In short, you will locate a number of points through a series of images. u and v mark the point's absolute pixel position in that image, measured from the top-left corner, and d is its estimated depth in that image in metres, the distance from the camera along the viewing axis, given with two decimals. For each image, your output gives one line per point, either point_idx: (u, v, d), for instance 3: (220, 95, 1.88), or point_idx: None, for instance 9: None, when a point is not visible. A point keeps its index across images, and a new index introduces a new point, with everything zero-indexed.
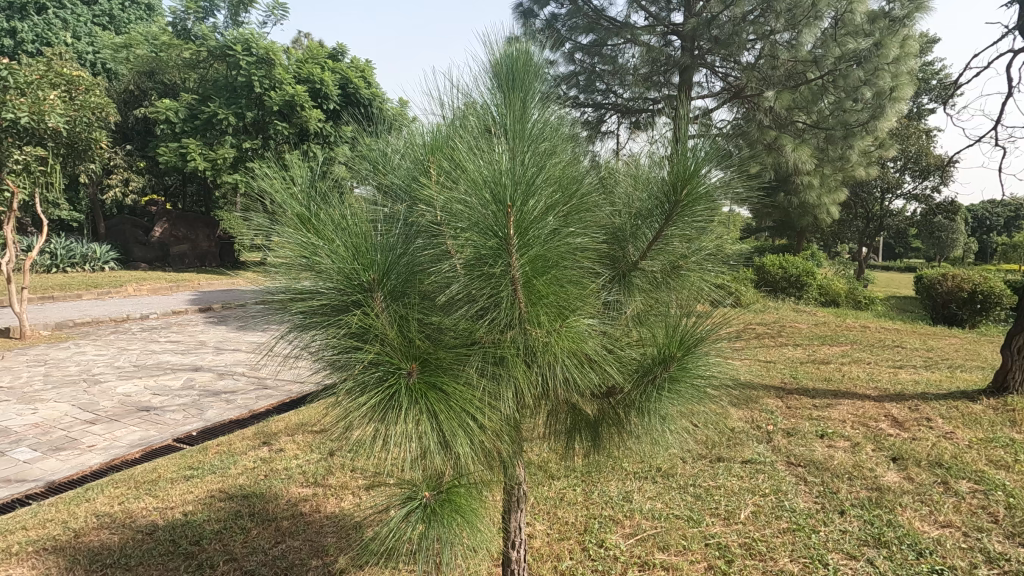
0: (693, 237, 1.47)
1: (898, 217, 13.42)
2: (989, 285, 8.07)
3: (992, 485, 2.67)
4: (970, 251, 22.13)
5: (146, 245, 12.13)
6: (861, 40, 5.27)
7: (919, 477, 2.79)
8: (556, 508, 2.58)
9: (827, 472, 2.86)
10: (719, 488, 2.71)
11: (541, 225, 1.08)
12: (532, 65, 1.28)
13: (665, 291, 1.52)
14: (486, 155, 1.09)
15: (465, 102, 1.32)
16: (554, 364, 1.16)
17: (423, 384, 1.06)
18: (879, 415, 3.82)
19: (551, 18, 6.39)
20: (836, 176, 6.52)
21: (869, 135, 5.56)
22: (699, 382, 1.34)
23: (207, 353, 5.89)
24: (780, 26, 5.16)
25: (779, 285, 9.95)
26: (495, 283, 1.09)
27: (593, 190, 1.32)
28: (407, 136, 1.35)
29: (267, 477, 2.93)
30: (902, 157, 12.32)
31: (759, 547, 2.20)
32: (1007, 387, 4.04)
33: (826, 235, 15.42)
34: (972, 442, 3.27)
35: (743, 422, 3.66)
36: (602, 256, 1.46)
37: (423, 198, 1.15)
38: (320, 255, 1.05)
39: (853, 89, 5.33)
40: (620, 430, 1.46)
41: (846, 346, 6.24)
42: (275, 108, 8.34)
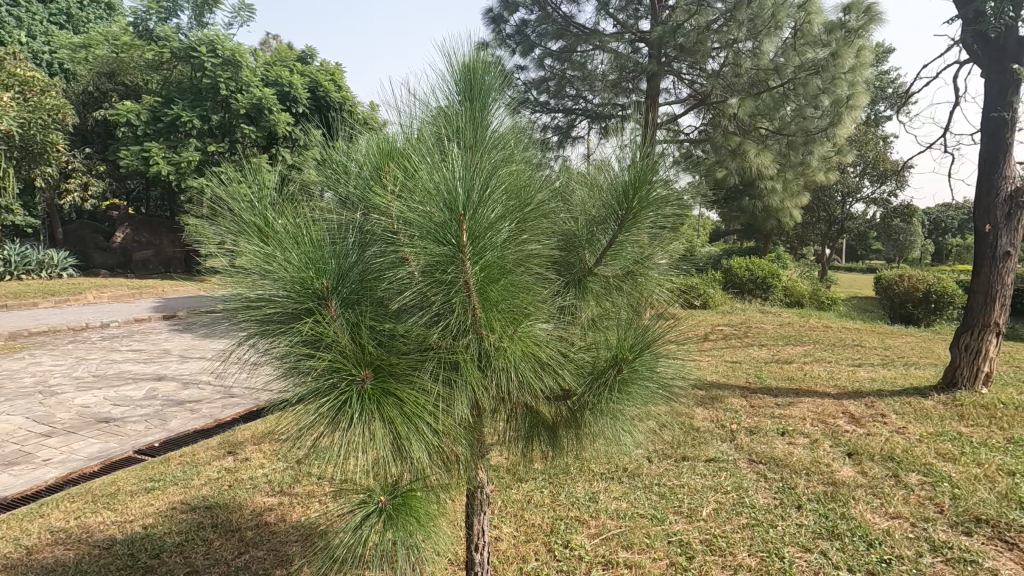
0: (646, 243, 1.52)
1: (857, 220, 13.92)
2: (942, 286, 8.43)
3: (939, 477, 2.79)
4: (927, 254, 23.07)
5: (107, 250, 11.71)
6: (819, 50, 5.43)
7: (871, 471, 2.91)
8: (523, 510, 2.60)
9: (786, 469, 2.96)
10: (682, 487, 2.78)
11: (495, 232, 1.10)
12: (491, 74, 1.30)
13: (618, 296, 1.57)
14: (441, 161, 1.10)
15: (423, 110, 1.33)
16: (508, 369, 1.19)
17: (376, 390, 1.07)
18: (837, 412, 3.96)
19: (521, 24, 6.50)
20: (797, 181, 6.72)
21: (829, 141, 5.79)
22: (651, 385, 1.39)
23: (171, 362, 5.76)
24: (742, 35, 5.21)
25: (745, 286, 10.23)
26: (448, 290, 1.11)
27: (548, 197, 1.35)
28: (366, 143, 1.36)
29: (231, 487, 2.88)
30: (861, 163, 12.79)
31: (719, 543, 2.27)
32: (954, 382, 4.24)
33: (790, 238, 15.90)
34: (923, 437, 3.42)
35: (707, 422, 3.75)
36: (557, 262, 1.49)
37: (375, 205, 1.16)
38: (272, 263, 1.05)
39: (811, 97, 5.48)
40: (576, 433, 1.50)
41: (808, 346, 6.45)
42: (242, 110, 8.17)
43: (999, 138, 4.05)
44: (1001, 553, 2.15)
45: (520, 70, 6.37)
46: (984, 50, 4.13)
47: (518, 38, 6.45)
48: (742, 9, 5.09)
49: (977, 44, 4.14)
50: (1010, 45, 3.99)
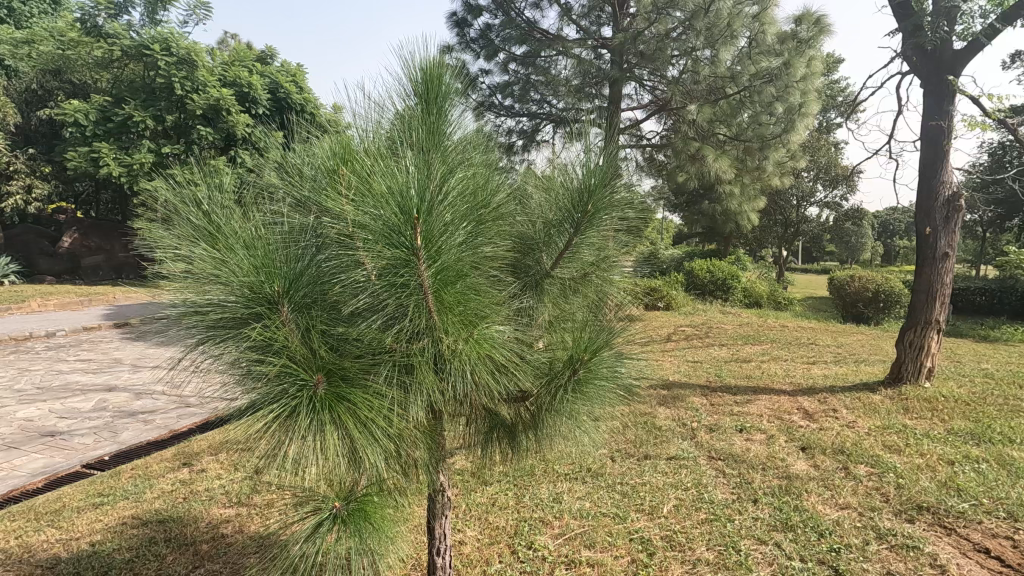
0: (601, 246, 1.55)
1: (812, 223, 14.46)
2: (889, 286, 8.85)
3: (885, 468, 2.93)
4: (876, 256, 24.16)
5: (54, 256, 11.19)
6: (772, 59, 5.59)
7: (824, 464, 3.02)
8: (487, 513, 2.60)
9: (744, 464, 3.05)
10: (644, 485, 2.83)
11: (449, 236, 1.10)
12: (448, 79, 1.28)
13: (575, 298, 1.60)
14: (395, 164, 1.10)
15: (378, 113, 1.31)
16: (463, 372, 1.20)
17: (330, 395, 1.06)
18: (792, 408, 4.11)
19: (485, 28, 6.52)
20: (754, 186, 6.94)
21: (783, 147, 5.94)
22: (606, 384, 1.43)
23: (122, 371, 5.52)
24: (700, 44, 5.35)
25: (707, 288, 10.51)
26: (403, 293, 1.11)
27: (503, 200, 1.35)
28: (319, 147, 1.33)
29: (186, 500, 2.79)
30: (815, 168, 13.30)
31: (679, 538, 2.32)
32: (900, 377, 4.46)
33: (749, 241, 16.40)
34: (871, 430, 3.57)
35: (670, 421, 3.82)
36: (514, 266, 1.50)
37: (325, 208, 1.14)
38: (223, 267, 1.03)
39: (766, 104, 5.65)
40: (534, 433, 1.53)
41: (765, 345, 6.66)
42: (198, 111, 7.88)
43: (937, 146, 4.27)
44: (940, 538, 2.27)
45: (485, 74, 6.40)
46: (921, 64, 4.37)
47: (482, 42, 6.45)
48: (700, 18, 5.22)
49: (916, 58, 4.38)
50: (947, 58, 4.23)
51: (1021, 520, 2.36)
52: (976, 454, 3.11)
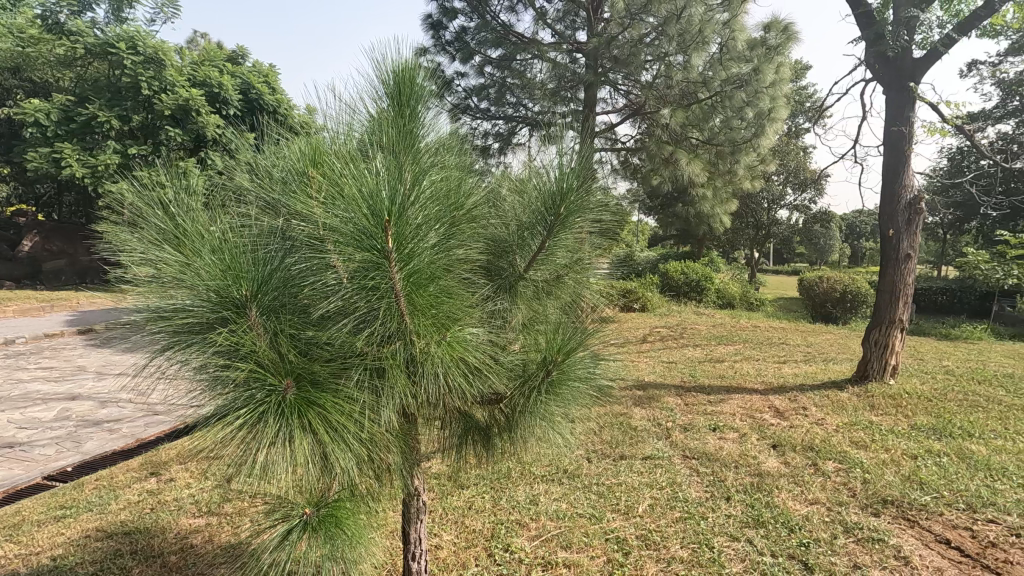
0: (574, 248, 1.56)
1: (782, 225, 14.79)
2: (856, 286, 9.10)
3: (852, 464, 3.01)
4: (844, 257, 24.84)
5: (12, 260, 10.82)
6: (742, 65, 5.69)
7: (794, 461, 3.09)
8: (464, 516, 2.59)
9: (717, 462, 3.10)
10: (620, 485, 2.85)
11: (421, 238, 1.10)
12: (421, 82, 1.27)
13: (548, 300, 1.61)
14: (366, 167, 1.09)
15: (349, 116, 1.29)
16: (436, 374, 1.20)
17: (300, 400, 1.04)
18: (764, 407, 4.20)
19: (460, 31, 6.52)
20: (726, 189, 7.08)
21: (753, 151, 6.10)
22: (579, 385, 1.44)
23: (86, 380, 5.34)
24: (672, 49, 5.43)
25: (681, 289, 10.67)
26: (375, 296, 1.10)
27: (476, 203, 1.35)
28: (289, 149, 1.31)
29: (153, 511, 2.71)
30: (784, 172, 13.63)
31: (654, 537, 2.35)
32: (866, 374, 4.59)
33: (722, 243, 16.71)
34: (839, 427, 3.67)
35: (645, 421, 3.86)
36: (487, 268, 1.50)
37: (294, 211, 1.12)
38: (188, 271, 1.01)
39: (737, 109, 5.74)
40: (508, 435, 1.53)
41: (738, 345, 6.79)
42: (166, 112, 7.60)
43: (899, 150, 4.42)
44: (904, 531, 2.34)
45: (460, 77, 6.42)
46: (883, 71, 4.51)
47: (458, 45, 6.45)
48: (672, 24, 5.26)
49: (878, 65, 4.53)
50: (907, 65, 4.35)
51: (980, 511, 2.45)
52: (938, 448, 3.22)
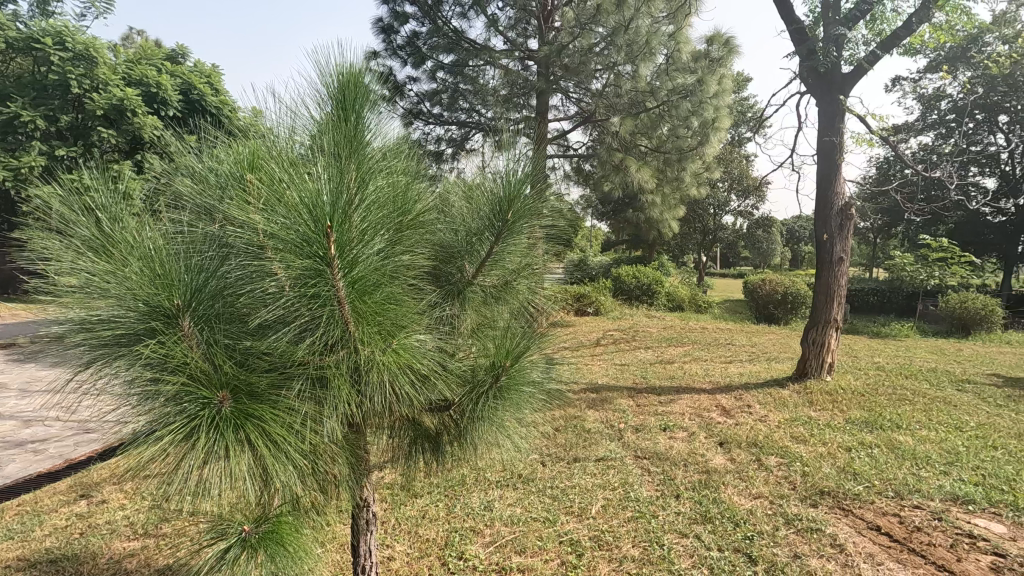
0: (521, 253, 1.57)
1: (727, 230, 15.39)
2: (796, 288, 9.56)
3: (793, 458, 3.15)
4: (784, 260, 26.09)
5: None
6: (688, 75, 5.81)
7: (739, 457, 3.21)
8: (418, 526, 2.55)
9: (667, 461, 3.18)
10: (574, 487, 2.89)
11: (365, 245, 1.08)
12: (366, 84, 1.24)
13: (496, 305, 1.62)
14: (307, 172, 1.05)
15: (291, 119, 1.25)
16: (381, 382, 1.18)
17: (237, 413, 1.00)
18: (711, 406, 4.34)
19: (411, 35, 6.48)
20: (674, 195, 7.31)
21: (698, 159, 6.35)
22: (527, 390, 1.45)
23: (7, 397, 4.96)
24: (620, 59, 5.53)
25: (633, 293, 10.92)
26: (318, 304, 1.08)
27: (422, 210, 1.34)
28: (225, 151, 1.26)
29: (83, 535, 2.54)
30: (728, 179, 14.18)
31: (607, 538, 2.38)
32: (805, 372, 4.83)
33: (671, 247, 17.22)
34: (781, 422, 3.84)
35: (598, 423, 3.93)
36: (432, 275, 1.50)
37: (230, 215, 1.08)
38: (111, 281, 0.96)
39: (683, 118, 5.93)
40: (458, 441, 1.52)
41: (687, 346, 7.00)
42: (97, 112, 7.11)
43: (832, 159, 4.67)
44: (839, 519, 2.46)
45: (412, 81, 6.39)
46: (815, 85, 4.78)
47: (410, 50, 6.41)
48: (620, 34, 5.38)
49: (811, 79, 4.79)
50: (836, 79, 4.66)
51: (907, 498, 2.62)
52: (869, 440, 3.42)
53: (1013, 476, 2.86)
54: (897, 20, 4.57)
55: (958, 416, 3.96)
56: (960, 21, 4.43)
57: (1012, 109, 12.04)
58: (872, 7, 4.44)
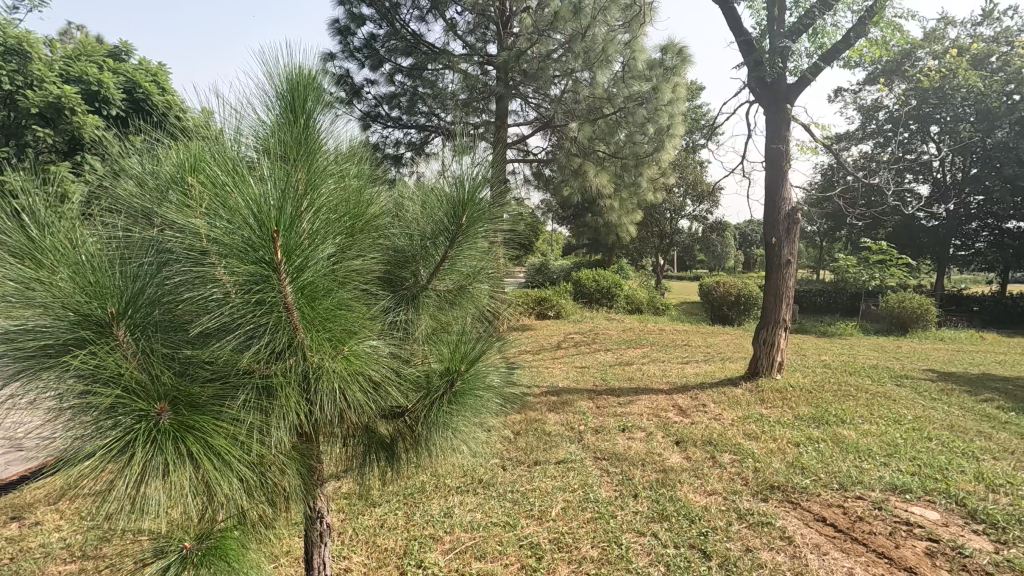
0: (476, 256, 1.57)
1: (683, 234, 15.81)
2: (748, 290, 9.91)
3: (745, 454, 3.25)
4: (737, 263, 27.01)
5: None
6: (643, 83, 5.90)
7: (694, 455, 3.29)
8: (376, 535, 2.51)
9: (625, 462, 3.23)
10: (534, 491, 2.89)
11: (314, 251, 1.06)
12: (316, 86, 1.20)
13: (451, 310, 1.62)
14: (251, 177, 1.02)
15: (236, 121, 1.20)
16: (333, 389, 1.17)
17: (177, 424, 0.96)
18: (668, 406, 4.43)
19: (368, 37, 6.38)
20: (631, 200, 7.46)
21: (654, 164, 6.50)
22: (482, 394, 1.46)
23: None
24: (578, 66, 5.61)
25: (593, 296, 11.07)
26: (265, 311, 1.05)
27: (372, 214, 1.32)
28: (165, 154, 1.20)
29: (12, 561, 2.38)
30: (683, 184, 14.57)
31: (567, 539, 2.40)
32: (757, 371, 5.01)
33: (629, 250, 17.55)
34: (734, 420, 3.96)
35: (559, 425, 3.96)
36: (384, 280, 1.47)
37: (168, 220, 1.03)
38: (35, 287, 0.91)
39: (639, 125, 6.05)
40: (413, 448, 1.51)
41: (645, 348, 7.14)
42: None
43: (778, 165, 4.87)
44: (789, 512, 2.56)
45: (370, 83, 6.32)
46: (763, 95, 4.97)
47: (367, 52, 6.31)
48: (578, 41, 5.47)
49: (758, 89, 4.98)
50: (782, 89, 4.86)
51: (850, 489, 2.74)
52: (816, 435, 3.57)
53: (945, 465, 3.04)
54: (836, 34, 4.79)
55: (897, 410, 4.18)
56: (893, 37, 4.68)
57: (943, 119, 12.82)
58: (813, 21, 4.63)
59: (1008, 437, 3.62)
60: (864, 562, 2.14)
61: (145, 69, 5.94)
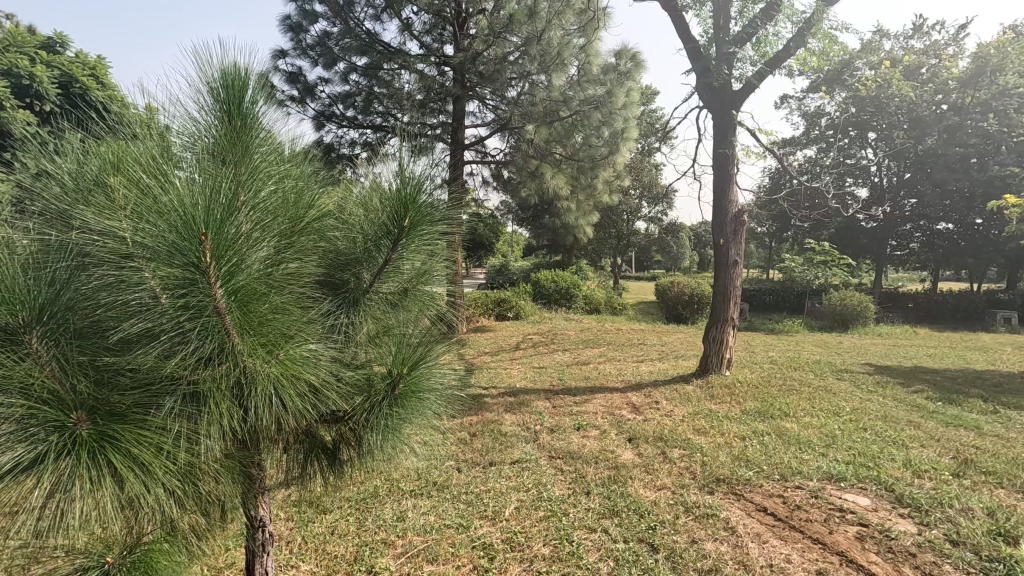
0: (420, 260, 1.57)
1: (639, 235, 16.11)
2: (701, 290, 10.21)
3: (694, 449, 3.35)
4: (690, 262, 27.85)
5: None
6: (598, 87, 5.99)
7: (645, 451, 3.38)
8: (325, 542, 2.47)
9: (580, 460, 3.28)
10: (488, 492, 2.90)
11: (247, 255, 1.04)
12: (253, 87, 1.17)
13: (395, 313, 1.61)
14: (179, 179, 0.98)
15: (168, 121, 1.15)
16: (268, 395, 1.15)
17: (94, 435, 0.93)
18: (623, 404, 4.52)
19: (322, 35, 6.25)
20: (588, 202, 7.56)
21: (609, 166, 6.60)
22: (427, 397, 1.46)
23: None
24: (534, 69, 5.65)
25: (552, 297, 11.17)
26: (196, 314, 1.02)
27: (311, 218, 1.29)
28: (86, 154, 1.13)
29: None
30: (639, 186, 14.90)
31: (519, 538, 2.42)
32: (707, 368, 5.18)
33: (588, 251, 17.80)
34: (685, 416, 4.08)
35: (515, 426, 3.98)
36: (324, 283, 1.45)
37: (84, 222, 0.98)
38: None
39: (595, 128, 6.12)
40: (357, 453, 1.50)
41: (602, 347, 7.26)
42: None
43: (726, 169, 5.03)
44: (733, 504, 2.65)
45: (324, 82, 6.21)
46: (710, 100, 5.13)
47: (321, 50, 6.18)
48: (533, 45, 5.46)
49: (706, 94, 5.13)
50: (728, 96, 5.04)
51: (790, 479, 2.87)
52: (761, 429, 3.71)
53: (878, 454, 3.21)
54: (778, 44, 4.98)
55: (836, 403, 4.40)
56: (831, 48, 4.92)
57: (879, 127, 13.58)
58: (756, 30, 4.81)
59: (935, 426, 3.86)
60: (800, 548, 2.24)
61: (83, 63, 5.64)
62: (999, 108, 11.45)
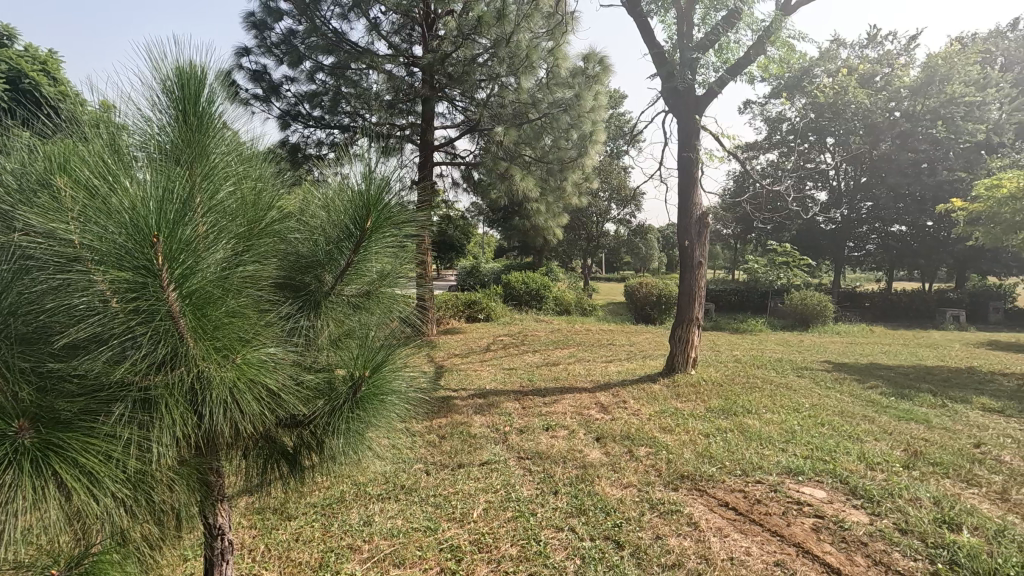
0: (383, 263, 1.56)
1: (609, 237, 16.29)
2: (668, 291, 10.40)
3: (659, 447, 3.42)
4: (658, 263, 28.30)
5: None
6: (566, 90, 6.07)
7: (612, 450, 3.43)
8: (289, 550, 2.42)
9: (548, 460, 3.30)
10: (455, 494, 2.89)
11: (201, 257, 1.02)
12: (209, 86, 1.15)
13: (357, 315, 1.59)
14: (131, 181, 0.96)
15: (122, 120, 1.11)
16: (224, 399, 1.14)
17: (38, 443, 0.89)
18: (591, 404, 4.57)
19: (287, 34, 6.14)
20: (557, 204, 7.63)
21: (578, 169, 6.67)
22: (390, 399, 1.46)
23: None
24: (503, 71, 5.66)
25: (522, 298, 11.20)
26: (147, 319, 0.99)
27: (270, 219, 1.27)
28: (30, 153, 1.08)
29: None
30: (608, 188, 15.08)
31: (486, 539, 2.43)
32: (673, 367, 5.29)
33: (558, 253, 17.91)
34: (651, 415, 4.15)
35: (484, 427, 3.98)
36: (283, 284, 1.43)
37: (27, 223, 0.94)
38: None
39: (563, 130, 6.17)
40: (319, 457, 1.48)
41: (571, 348, 7.32)
42: None
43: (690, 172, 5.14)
44: (696, 499, 2.72)
45: (289, 81, 6.10)
46: (675, 104, 5.24)
47: (286, 48, 6.07)
48: (501, 48, 5.47)
49: (671, 98, 5.24)
50: (693, 100, 5.16)
51: (751, 474, 2.95)
52: (724, 425, 3.81)
53: (834, 448, 3.33)
54: (739, 50, 5.10)
55: (796, 399, 4.54)
56: (790, 55, 5.08)
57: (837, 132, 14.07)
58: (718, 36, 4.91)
59: (887, 420, 4.02)
60: (760, 540, 2.31)
61: (32, 57, 5.40)
62: (948, 115, 12.20)
